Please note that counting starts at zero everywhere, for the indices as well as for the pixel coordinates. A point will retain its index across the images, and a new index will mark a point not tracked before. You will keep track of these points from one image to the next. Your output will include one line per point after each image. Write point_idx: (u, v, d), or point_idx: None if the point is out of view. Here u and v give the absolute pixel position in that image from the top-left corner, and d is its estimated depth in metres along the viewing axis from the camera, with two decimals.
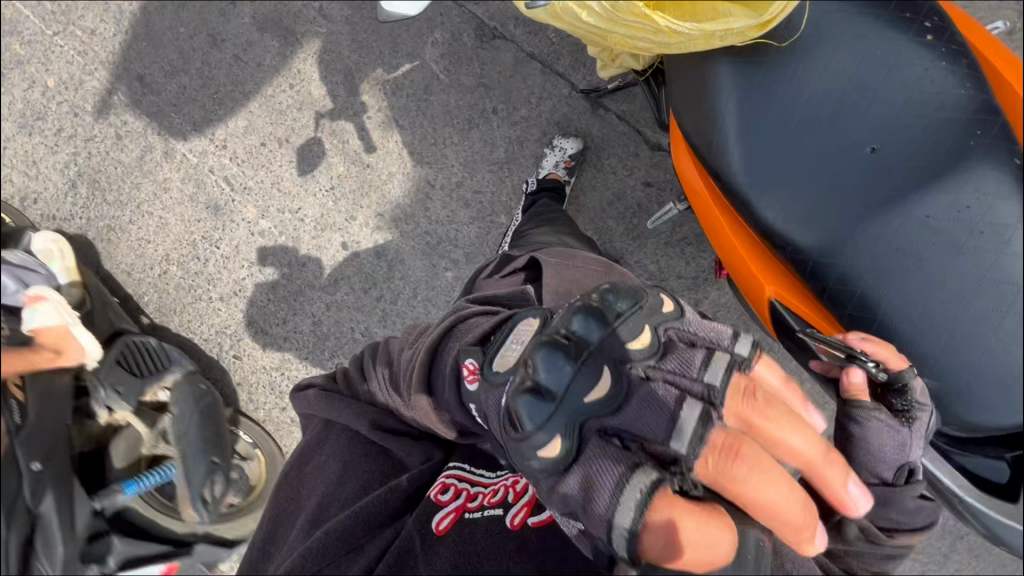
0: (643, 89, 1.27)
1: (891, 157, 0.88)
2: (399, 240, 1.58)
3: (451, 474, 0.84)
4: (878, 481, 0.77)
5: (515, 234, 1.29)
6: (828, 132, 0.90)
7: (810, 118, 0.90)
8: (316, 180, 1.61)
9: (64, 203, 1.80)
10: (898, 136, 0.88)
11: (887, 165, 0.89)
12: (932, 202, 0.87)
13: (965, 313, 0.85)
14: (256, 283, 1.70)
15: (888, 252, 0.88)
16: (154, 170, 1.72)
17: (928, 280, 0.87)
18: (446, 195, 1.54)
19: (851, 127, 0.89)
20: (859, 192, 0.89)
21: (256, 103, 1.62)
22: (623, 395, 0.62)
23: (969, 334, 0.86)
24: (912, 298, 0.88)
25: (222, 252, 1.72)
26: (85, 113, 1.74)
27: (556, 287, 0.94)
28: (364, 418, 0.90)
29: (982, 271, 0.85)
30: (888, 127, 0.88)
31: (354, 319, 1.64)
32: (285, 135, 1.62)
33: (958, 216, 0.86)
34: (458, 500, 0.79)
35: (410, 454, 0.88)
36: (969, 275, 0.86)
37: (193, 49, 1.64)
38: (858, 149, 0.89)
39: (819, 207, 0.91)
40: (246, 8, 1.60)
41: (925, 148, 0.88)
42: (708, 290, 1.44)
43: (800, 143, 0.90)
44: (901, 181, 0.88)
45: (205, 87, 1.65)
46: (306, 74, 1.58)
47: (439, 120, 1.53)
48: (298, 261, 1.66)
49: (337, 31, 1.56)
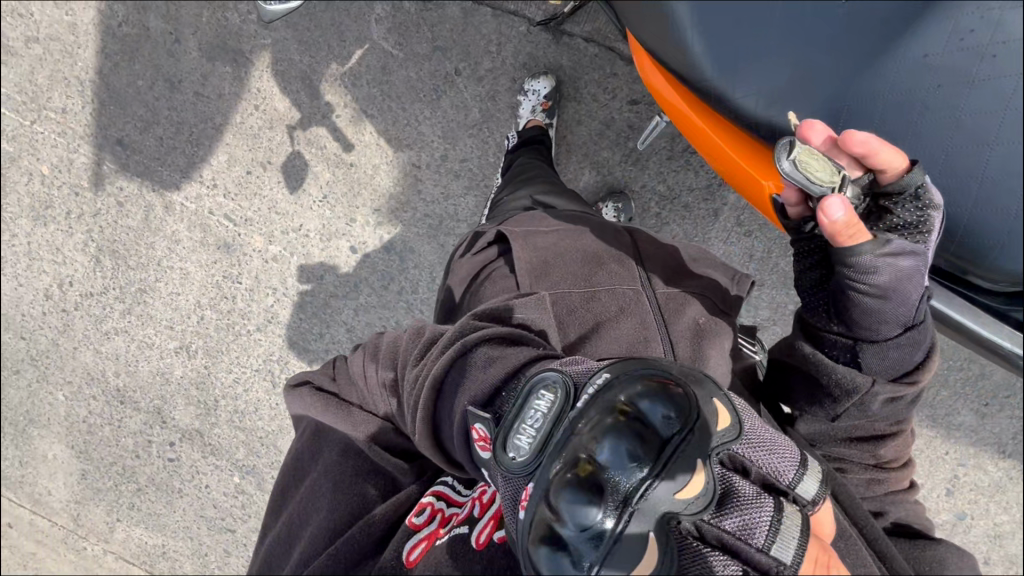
0: (600, 3, 1.16)
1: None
2: (403, 229, 1.57)
3: (432, 491, 0.81)
4: (903, 327, 0.75)
5: (494, 203, 1.25)
6: None
7: None
8: (308, 193, 1.61)
9: (97, 279, 1.90)
10: None
11: (867, 10, 0.76)
12: (929, 38, 0.76)
13: (991, 156, 0.75)
14: (285, 306, 1.75)
15: (889, 112, 0.79)
16: (161, 226, 1.77)
17: (943, 129, 0.78)
18: (435, 172, 1.50)
19: None
20: (842, 52, 0.78)
21: (230, 133, 1.61)
22: (605, 429, 0.53)
23: (1002, 178, 0.76)
24: (927, 154, 0.79)
25: (246, 286, 1.76)
26: (84, 190, 1.80)
27: (529, 258, 0.90)
28: (363, 428, 0.81)
29: (1005, 101, 0.74)
30: None
31: (383, 317, 1.66)
32: (266, 157, 1.61)
33: (961, 45, 0.75)
34: (432, 524, 0.76)
35: (404, 474, 0.83)
36: (988, 109, 0.75)
37: (156, 98, 1.64)
38: (826, 3, 0.77)
39: (801, 81, 0.80)
40: (190, 42, 1.56)
41: None
42: (725, 196, 1.34)
43: (763, 14, 0.78)
44: (888, 24, 0.77)
45: (179, 133, 1.65)
46: (265, 89, 1.54)
47: (406, 99, 1.46)
48: (316, 275, 1.68)
49: (281, 37, 1.49)
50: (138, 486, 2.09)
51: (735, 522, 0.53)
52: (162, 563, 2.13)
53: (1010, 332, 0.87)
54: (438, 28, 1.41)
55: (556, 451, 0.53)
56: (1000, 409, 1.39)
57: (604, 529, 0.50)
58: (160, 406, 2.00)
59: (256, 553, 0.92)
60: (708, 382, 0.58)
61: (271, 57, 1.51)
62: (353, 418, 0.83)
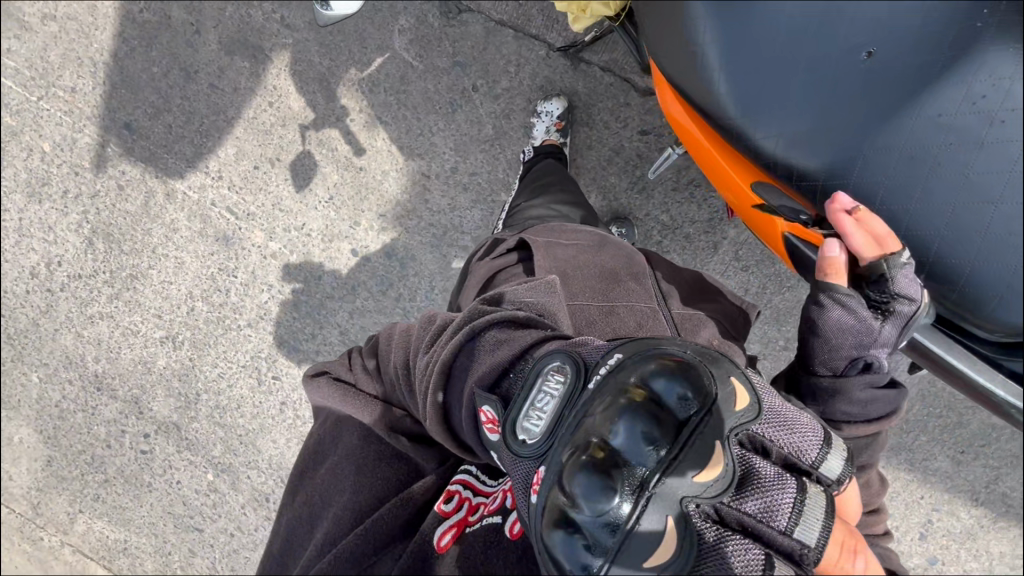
0: (622, 36, 1.20)
1: (890, 59, 0.81)
2: (406, 237, 1.58)
3: (457, 479, 0.83)
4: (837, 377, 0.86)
5: (510, 210, 1.28)
6: (818, 42, 0.82)
7: (796, 32, 0.82)
8: (315, 193, 1.61)
9: (87, 261, 1.87)
10: (895, 32, 0.80)
11: (886, 69, 0.81)
12: (942, 100, 0.81)
13: (994, 212, 0.80)
14: (280, 304, 1.73)
15: (902, 164, 0.83)
16: (160, 214, 1.76)
17: (951, 185, 0.82)
18: (443, 183, 1.51)
19: (843, 32, 0.81)
20: (861, 104, 0.83)
21: (241, 127, 1.61)
22: (619, 410, 0.56)
23: (1003, 234, 0.81)
24: (934, 207, 0.83)
25: (241, 280, 1.75)
26: (84, 170, 1.78)
27: (549, 266, 0.91)
28: (378, 418, 0.85)
29: (1010, 163, 0.80)
30: (882, 26, 0.80)
31: (378, 322, 1.66)
32: (275, 154, 1.61)
33: (972, 110, 0.80)
34: (460, 511, 0.78)
35: (425, 459, 0.85)
36: (994, 169, 0.80)
37: (169, 86, 1.63)
38: (850, 59, 0.82)
39: (821, 128, 0.84)
40: (211, 34, 1.57)
41: (926, 41, 0.80)
42: (725, 230, 1.38)
43: (790, 61, 0.83)
44: (905, 83, 0.82)
45: (190, 122, 1.65)
46: (281, 87, 1.55)
47: (422, 110, 1.48)
48: (314, 275, 1.68)
49: (303, 39, 1.50)
50: (106, 476, 2.03)
51: (757, 504, 0.55)
52: (121, 560, 2.06)
53: (1006, 381, 0.86)
54: (460, 45, 1.42)
55: (572, 436, 0.57)
56: (975, 458, 1.42)
57: (622, 516, 0.52)
58: (138, 395, 1.95)
59: (275, 533, 0.95)
60: (725, 360, 0.62)
61: (291, 57, 1.53)
62: (372, 408, 0.86)
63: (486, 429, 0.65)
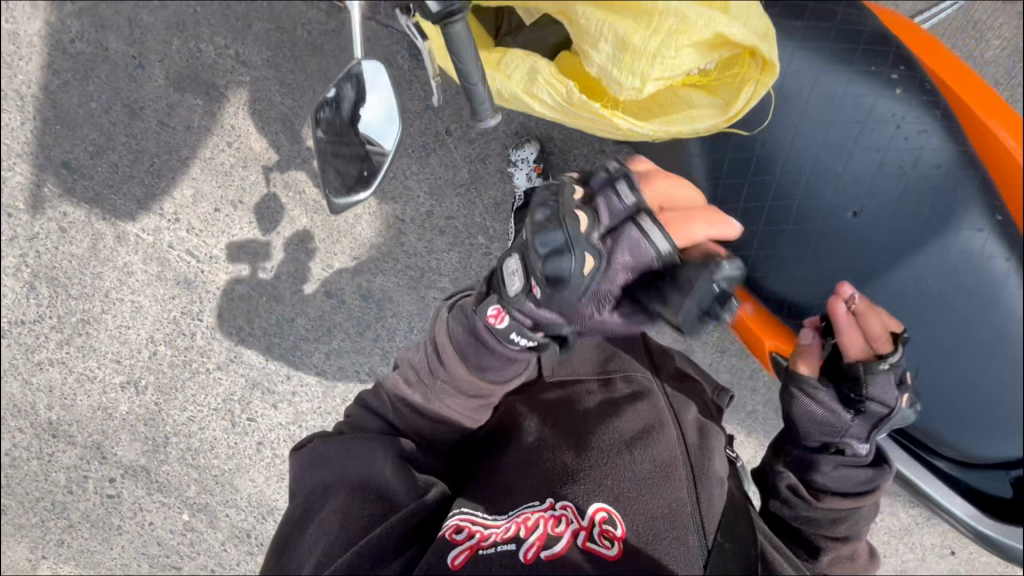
0: None
1: (870, 217, 1.07)
2: (382, 279, 1.55)
3: (461, 515, 0.84)
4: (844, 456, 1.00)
5: None
6: (817, 204, 1.09)
7: (793, 182, 1.10)
8: (283, 236, 1.55)
9: (30, 306, 1.74)
10: (876, 196, 1.07)
11: (869, 223, 1.08)
12: (920, 267, 1.06)
13: (963, 337, 1.04)
14: (251, 347, 1.68)
15: (885, 303, 1.08)
16: (111, 257, 1.65)
17: (928, 322, 1.07)
18: (419, 227, 1.49)
19: (830, 194, 1.09)
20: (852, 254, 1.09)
21: (197, 168, 1.52)
22: (541, 225, 0.76)
23: (957, 357, 1.06)
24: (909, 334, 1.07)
25: (207, 324, 1.68)
26: (18, 211, 1.63)
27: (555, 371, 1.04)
28: (364, 462, 0.86)
29: (990, 319, 1.03)
30: (867, 191, 1.07)
31: (356, 362, 1.64)
32: (237, 196, 1.53)
33: (941, 275, 1.06)
34: (471, 538, 0.81)
35: (408, 490, 0.87)
36: (971, 320, 1.04)
37: (112, 123, 1.51)
38: (842, 218, 1.09)
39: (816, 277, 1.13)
40: (157, 69, 1.45)
41: (901, 209, 1.06)
42: None
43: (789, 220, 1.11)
44: (890, 237, 1.07)
45: (138, 162, 1.54)
46: (240, 127, 1.47)
47: (394, 153, 1.45)
48: (286, 318, 1.63)
49: (261, 77, 1.42)
50: (69, 523, 1.94)
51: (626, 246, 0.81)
52: None
53: (968, 495, 1.17)
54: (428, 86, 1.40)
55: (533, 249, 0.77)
56: None
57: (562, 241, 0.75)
58: (100, 442, 1.86)
59: None
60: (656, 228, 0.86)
61: (249, 95, 1.44)
62: (356, 449, 0.87)
63: (494, 321, 0.84)
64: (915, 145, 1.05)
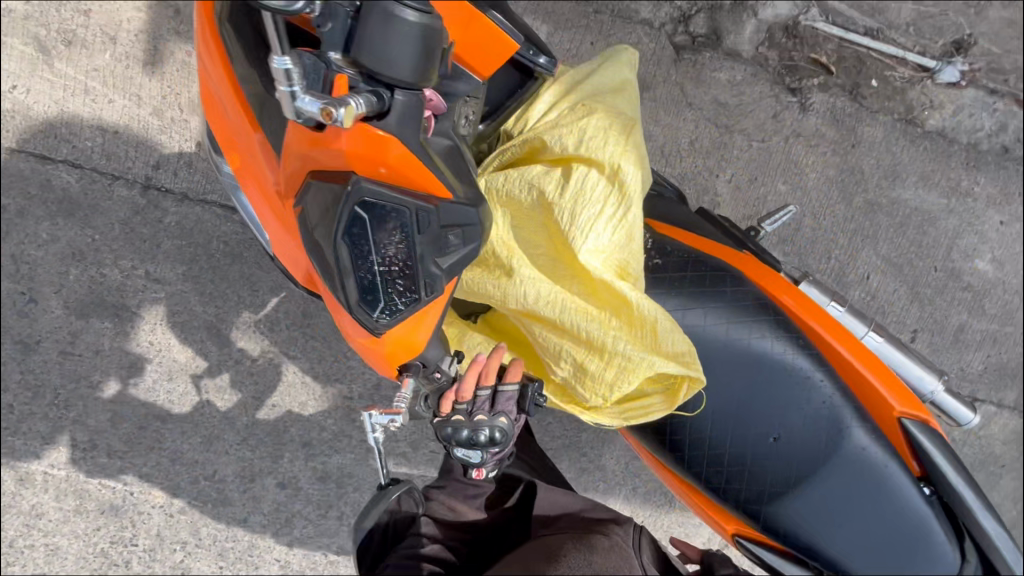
0: None
1: (791, 445, 0.91)
2: (338, 456, 1.54)
3: None
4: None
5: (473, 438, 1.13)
6: (738, 430, 0.92)
7: (722, 416, 0.92)
8: (223, 438, 1.49)
9: None
10: (791, 423, 0.92)
11: (788, 455, 0.91)
12: (828, 482, 0.90)
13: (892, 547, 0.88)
14: (199, 560, 1.55)
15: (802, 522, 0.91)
16: (13, 502, 1.46)
17: (851, 543, 0.89)
18: (369, 400, 1.51)
19: (755, 423, 0.92)
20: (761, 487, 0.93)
21: (112, 389, 1.43)
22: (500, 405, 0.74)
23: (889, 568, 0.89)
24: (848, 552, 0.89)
25: (142, 548, 1.52)
26: None
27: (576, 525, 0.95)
28: None
29: (886, 524, 0.89)
30: (780, 419, 0.92)
31: (323, 545, 1.58)
32: (165, 409, 1.45)
33: (851, 487, 0.90)
34: None
35: None
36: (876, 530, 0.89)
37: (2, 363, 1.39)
38: (761, 444, 0.92)
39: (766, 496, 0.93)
40: (53, 300, 1.37)
41: (812, 429, 0.92)
42: None
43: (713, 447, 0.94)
44: (793, 472, 0.91)
45: (39, 396, 1.41)
46: (161, 341, 1.41)
47: (332, 338, 1.46)
48: (237, 519, 1.54)
49: (178, 290, 1.39)
50: None
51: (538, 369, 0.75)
52: None
53: None
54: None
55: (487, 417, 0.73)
56: None
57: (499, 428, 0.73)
58: None
59: None
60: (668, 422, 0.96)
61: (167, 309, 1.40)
62: None
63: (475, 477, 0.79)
64: (805, 384, 0.92)
